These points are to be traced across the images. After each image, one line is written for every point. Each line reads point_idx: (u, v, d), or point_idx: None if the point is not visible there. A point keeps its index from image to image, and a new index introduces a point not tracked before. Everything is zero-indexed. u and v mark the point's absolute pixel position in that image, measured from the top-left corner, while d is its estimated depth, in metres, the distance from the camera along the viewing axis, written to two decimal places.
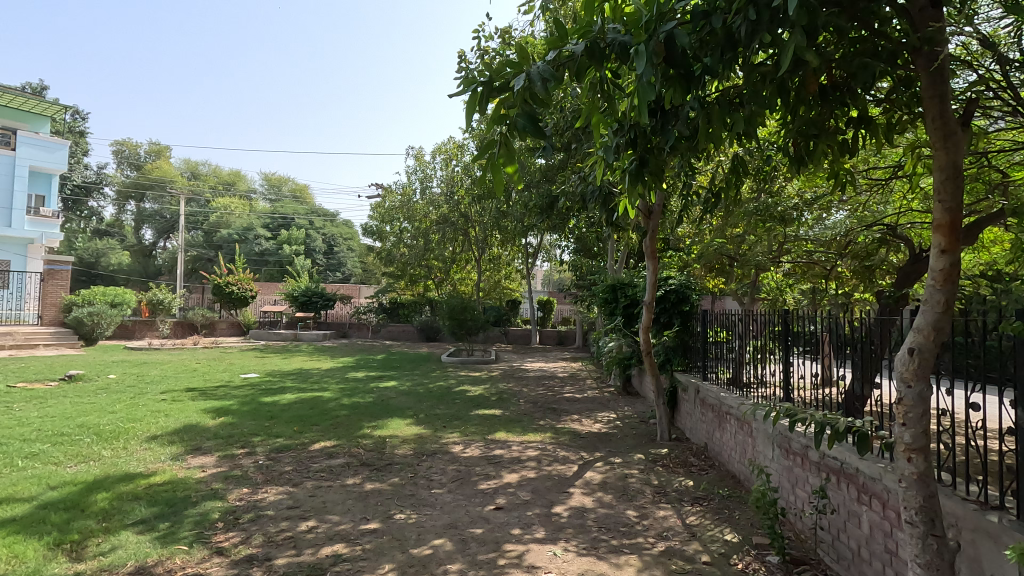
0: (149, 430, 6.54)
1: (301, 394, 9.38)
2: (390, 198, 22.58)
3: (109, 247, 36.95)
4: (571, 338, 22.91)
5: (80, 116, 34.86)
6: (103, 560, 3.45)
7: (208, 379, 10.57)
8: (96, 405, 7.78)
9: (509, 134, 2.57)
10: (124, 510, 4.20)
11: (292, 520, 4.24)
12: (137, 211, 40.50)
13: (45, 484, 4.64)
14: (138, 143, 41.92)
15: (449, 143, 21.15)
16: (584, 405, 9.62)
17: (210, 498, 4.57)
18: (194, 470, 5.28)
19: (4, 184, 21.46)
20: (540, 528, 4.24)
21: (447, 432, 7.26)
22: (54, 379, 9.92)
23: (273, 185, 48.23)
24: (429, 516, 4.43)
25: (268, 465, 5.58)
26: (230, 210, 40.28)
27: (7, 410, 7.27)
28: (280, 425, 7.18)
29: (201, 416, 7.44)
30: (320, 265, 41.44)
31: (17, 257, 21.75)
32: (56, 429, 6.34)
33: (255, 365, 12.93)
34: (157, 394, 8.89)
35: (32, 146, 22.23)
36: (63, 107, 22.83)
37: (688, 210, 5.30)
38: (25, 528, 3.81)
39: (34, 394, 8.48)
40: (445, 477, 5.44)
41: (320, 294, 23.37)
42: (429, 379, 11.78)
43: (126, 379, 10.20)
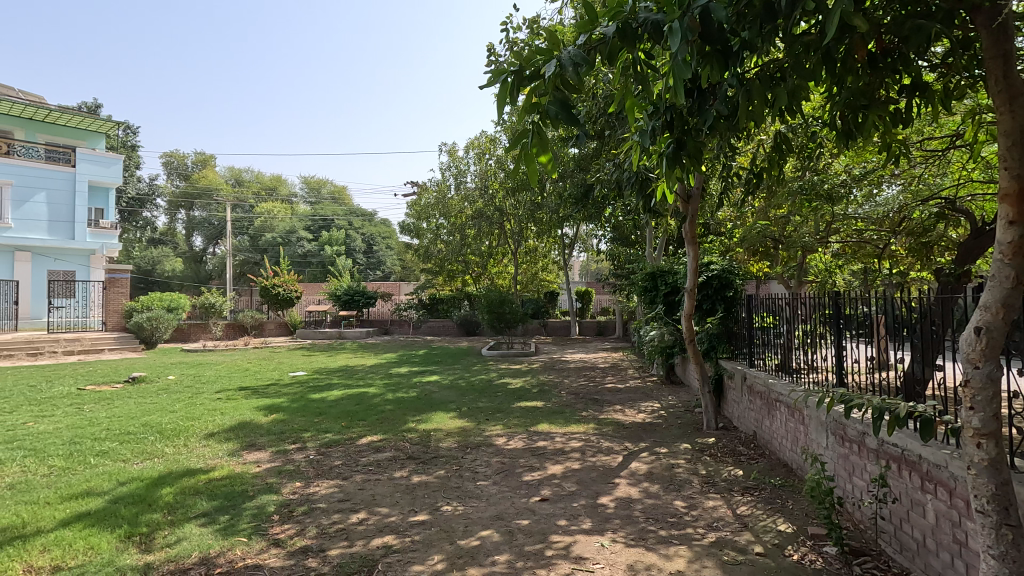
0: (207, 428, 6.85)
1: (348, 391, 9.63)
2: (426, 195, 22.72)
3: (164, 254, 38.77)
4: (611, 328, 22.70)
5: (130, 130, 36.56)
6: (169, 551, 3.63)
7: (259, 378, 10.97)
8: (159, 405, 8.22)
9: (541, 123, 2.52)
10: (187, 504, 4.41)
11: (344, 513, 4.36)
12: (187, 219, 42.38)
13: (116, 480, 4.92)
14: (186, 154, 43.87)
15: (481, 137, 21.05)
16: (627, 395, 9.49)
17: (265, 492, 4.75)
18: (250, 465, 5.49)
19: (67, 200, 22.66)
20: (586, 519, 4.22)
21: (491, 425, 7.30)
22: (118, 381, 10.50)
23: (313, 188, 49.44)
24: (476, 508, 4.48)
25: (319, 460, 5.75)
26: (274, 214, 41.55)
27: (77, 412, 7.75)
28: (329, 421, 7.39)
29: (254, 414, 7.75)
30: (361, 263, 42.16)
31: (81, 268, 23.05)
32: (123, 428, 6.72)
33: (304, 364, 13.35)
34: (214, 393, 9.30)
35: (92, 163, 23.34)
36: (115, 123, 24.10)
37: (727, 192, 5.15)
38: (99, 521, 4.04)
39: (102, 395, 9.01)
40: (489, 470, 5.48)
41: (361, 292, 23.83)
42: (470, 373, 11.92)
43: (184, 379, 10.72)
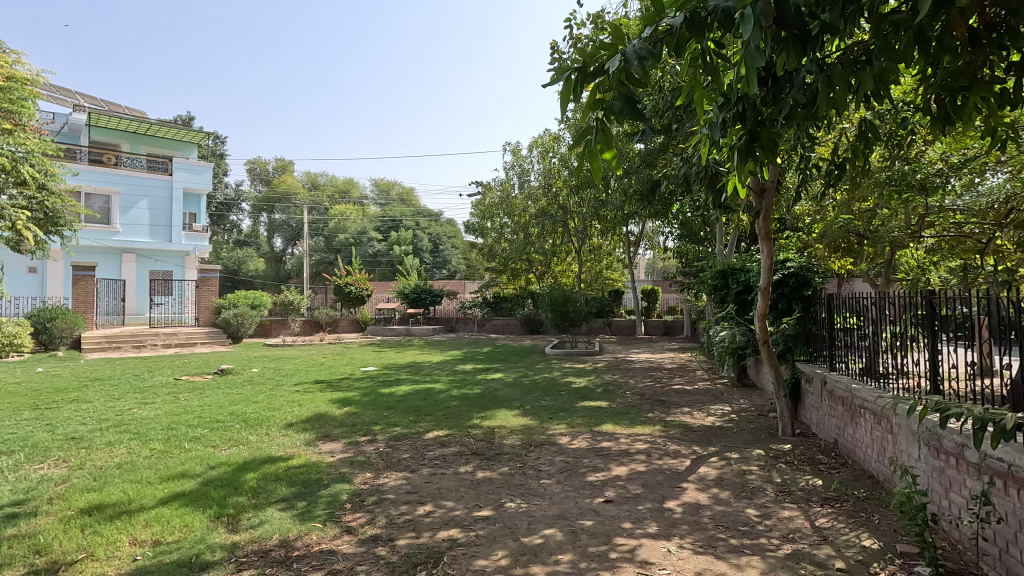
0: (286, 418, 7.28)
1: (415, 386, 9.92)
2: (490, 194, 23.00)
3: (248, 255, 41.53)
4: (678, 328, 22.05)
5: (219, 140, 39.39)
6: (253, 533, 3.89)
7: (333, 372, 11.53)
8: (244, 396, 8.82)
9: (605, 120, 2.48)
10: (268, 489, 4.70)
11: (411, 504, 4.50)
12: (269, 222, 45.16)
13: (207, 464, 5.33)
14: (268, 160, 46.76)
15: (545, 135, 21.03)
16: (695, 397, 9.19)
17: (338, 481, 4.98)
18: (325, 455, 5.78)
19: (165, 205, 24.69)
20: (652, 523, 4.13)
21: (554, 424, 7.29)
22: (208, 373, 11.36)
23: (382, 190, 51.30)
24: (539, 506, 4.49)
25: (387, 452, 5.96)
26: (346, 216, 43.49)
27: (174, 400, 8.46)
28: (398, 415, 7.65)
29: (328, 406, 8.14)
30: (428, 263, 43.21)
31: (177, 268, 25.09)
32: (213, 417, 7.27)
33: (374, 360, 13.88)
34: (292, 385, 9.87)
35: (186, 171, 25.29)
36: (206, 133, 25.99)
37: (805, 185, 4.86)
38: (192, 502, 4.39)
39: (195, 385, 9.79)
40: (553, 468, 5.48)
41: (428, 290, 24.46)
42: (533, 371, 11.95)
43: (266, 372, 11.45)
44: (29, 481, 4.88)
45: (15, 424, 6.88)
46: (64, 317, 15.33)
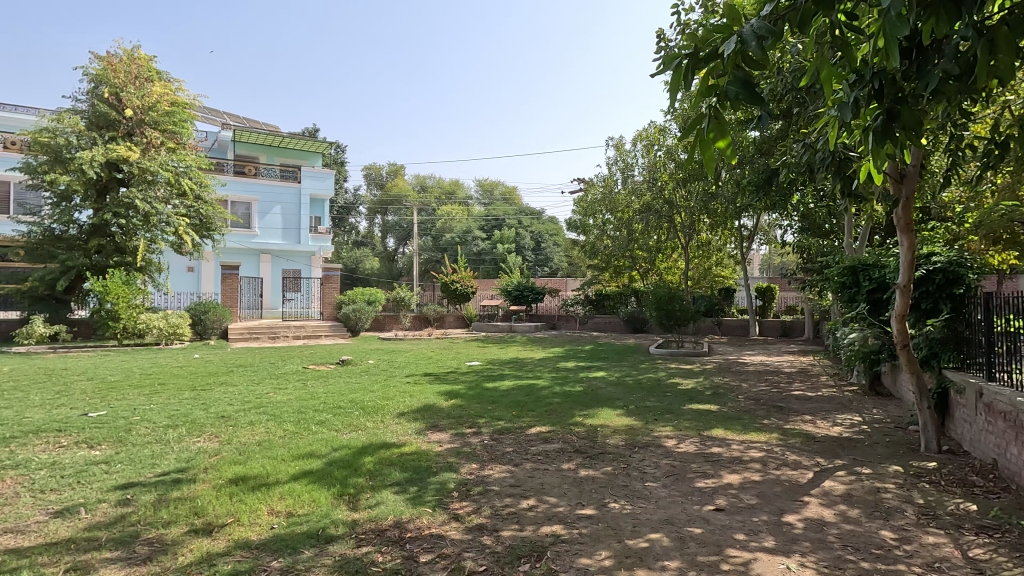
0: (398, 408, 7.74)
1: (518, 382, 10.09)
2: (592, 191, 22.76)
3: (365, 255, 44.66)
4: (798, 329, 20.36)
5: (340, 149, 42.74)
6: (370, 512, 4.18)
7: (441, 366, 12.07)
8: (361, 385, 9.52)
9: (719, 107, 2.34)
10: (383, 473, 5.02)
11: (515, 497, 4.58)
12: (383, 223, 48.24)
13: (330, 446, 5.81)
14: (382, 165, 49.96)
15: (650, 127, 20.40)
16: (818, 404, 8.43)
17: (446, 469, 5.21)
18: (434, 444, 6.06)
19: (295, 210, 27.16)
20: (769, 537, 3.86)
21: (659, 426, 7.06)
22: (331, 363, 12.40)
23: (486, 190, 52.71)
24: (644, 509, 4.37)
25: (492, 445, 6.13)
26: (453, 216, 45.25)
27: (303, 386, 9.34)
28: (502, 410, 7.83)
29: (436, 398, 8.54)
30: (530, 261, 43.63)
31: (305, 267, 27.60)
32: (335, 403, 7.92)
33: (479, 355, 14.32)
34: (403, 377, 10.47)
35: (312, 178, 27.57)
36: (328, 143, 28.23)
37: (957, 168, 4.27)
38: (319, 479, 4.81)
39: (320, 374, 10.73)
40: (659, 471, 5.31)
41: (530, 288, 24.73)
42: (637, 371, 11.65)
43: (381, 364, 12.26)
44: (189, 452, 5.64)
45: (177, 402, 7.97)
46: (215, 310, 17.48)
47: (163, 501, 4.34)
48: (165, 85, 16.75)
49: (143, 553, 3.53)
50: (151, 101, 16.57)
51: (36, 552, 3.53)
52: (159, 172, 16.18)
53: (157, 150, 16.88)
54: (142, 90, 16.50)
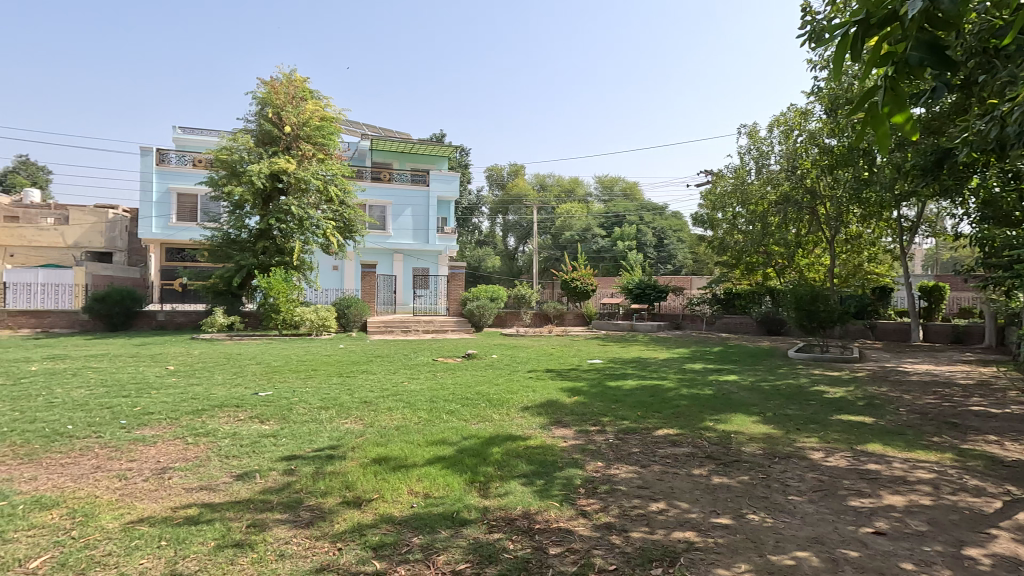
0: (523, 402, 7.91)
1: (642, 382, 9.81)
2: (721, 182, 21.49)
3: (487, 253, 46.44)
4: (975, 335, 17.49)
5: (464, 152, 44.73)
6: (500, 500, 4.32)
7: (562, 363, 12.14)
8: (487, 378, 9.87)
9: (897, 78, 2.12)
10: (511, 464, 5.16)
11: (643, 499, 4.46)
12: (504, 222, 49.71)
13: (461, 435, 6.10)
14: (503, 166, 51.48)
15: (789, 111, 18.78)
16: (1006, 424, 7.15)
17: (572, 465, 5.22)
18: (558, 439, 6.11)
19: (424, 212, 28.87)
20: (945, 571, 3.36)
21: (802, 436, 6.46)
22: (458, 356, 13.02)
23: (606, 186, 51.96)
24: (788, 524, 4.02)
25: (617, 444, 6.02)
26: (572, 213, 45.19)
27: (433, 377, 9.91)
28: (626, 409, 7.67)
29: (559, 394, 8.60)
30: (652, 258, 42.21)
31: (432, 265, 29.27)
32: (463, 394, 8.30)
33: (601, 353, 14.17)
34: (526, 372, 10.68)
35: (439, 181, 29.13)
36: (453, 147, 29.68)
37: None
38: (451, 465, 5.07)
39: (448, 366, 11.33)
40: (804, 485, 4.86)
41: (653, 286, 23.85)
42: (774, 376, 10.77)
43: (504, 359, 12.63)
44: (339, 431, 6.26)
45: (327, 386, 8.88)
46: (356, 304, 19.17)
47: (320, 473, 4.86)
48: (316, 102, 18.72)
49: (306, 518, 3.98)
50: (304, 117, 18.63)
51: (223, 508, 4.13)
52: (311, 181, 18.31)
53: (310, 161, 19.05)
54: (297, 108, 18.58)
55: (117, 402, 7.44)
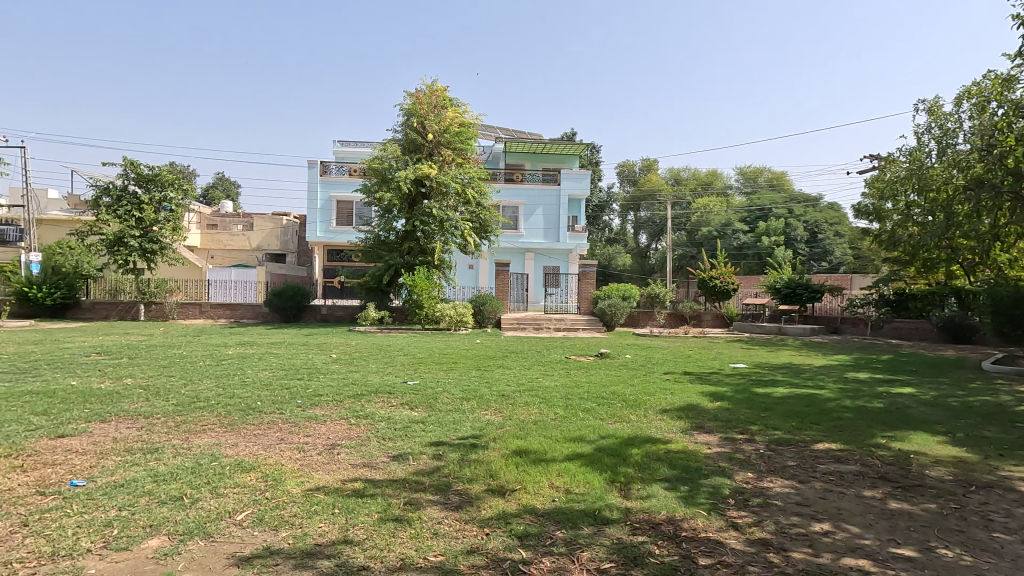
0: (661, 404, 7.63)
1: (795, 390, 8.95)
2: (893, 167, 19.04)
3: (617, 252, 46.00)
4: None
5: (594, 149, 44.47)
6: (642, 503, 4.21)
7: (701, 366, 11.51)
8: (622, 378, 9.69)
9: None
10: (652, 466, 4.99)
11: (804, 518, 4.06)
12: (635, 219, 48.70)
13: (598, 433, 6.05)
14: (634, 162, 50.30)
15: (985, 80, 16.03)
16: None
17: (719, 474, 4.92)
18: (702, 445, 5.80)
19: (554, 211, 29.12)
20: None
21: (1008, 464, 5.42)
22: (591, 355, 12.95)
23: (749, 178, 48.21)
24: (993, 566, 3.40)
25: (770, 456, 5.55)
26: (710, 208, 42.63)
27: (567, 374, 9.96)
28: (778, 418, 7.04)
29: (700, 398, 8.16)
30: (803, 254, 38.29)
31: (563, 263, 29.46)
32: (598, 393, 8.24)
33: (745, 357, 13.19)
34: (662, 374, 10.30)
35: (570, 180, 29.17)
36: (584, 144, 29.55)
37: None
38: (590, 463, 5.04)
39: (581, 364, 11.33)
40: (1013, 522, 4.07)
41: (805, 286, 21.49)
42: (964, 391, 9.18)
43: (638, 359, 12.31)
44: (480, 422, 6.55)
45: (467, 379, 9.34)
46: (491, 301, 19.92)
47: (466, 460, 5.12)
48: (456, 110, 19.80)
49: (455, 501, 4.21)
50: (445, 125, 19.79)
51: (384, 484, 4.53)
52: (450, 184, 19.42)
53: (450, 166, 20.19)
54: (439, 117, 19.81)
55: (293, 384, 8.53)
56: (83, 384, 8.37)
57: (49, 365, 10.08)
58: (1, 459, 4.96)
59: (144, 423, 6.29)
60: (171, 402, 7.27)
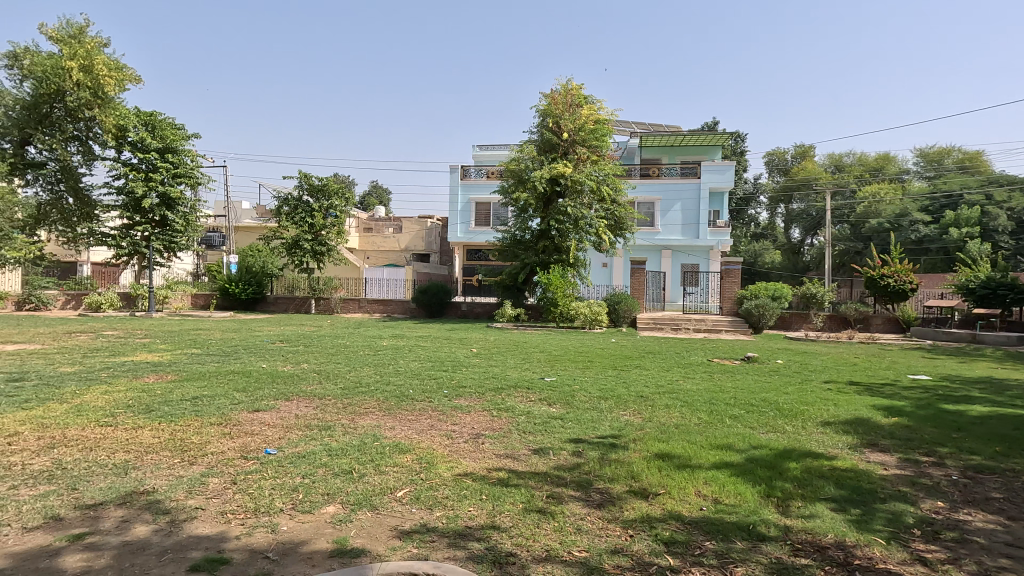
0: (822, 416, 6.87)
1: (999, 409, 7.51)
2: None
3: (764, 248, 42.57)
4: None
5: (739, 138, 41.50)
6: (804, 522, 3.83)
7: (871, 376, 10.15)
8: (774, 385, 8.92)
9: None
10: (815, 484, 4.53)
11: (1017, 562, 3.40)
12: (786, 212, 44.59)
13: (749, 443, 5.63)
14: (786, 149, 46.03)
15: None
16: None
17: (899, 499, 4.30)
18: (876, 465, 5.12)
19: (694, 206, 27.71)
20: None
21: None
22: (736, 358, 12.10)
23: (932, 160, 41.35)
24: None
25: (966, 484, 4.73)
26: (880, 196, 37.33)
27: (710, 378, 9.41)
28: (976, 441, 5.97)
29: (871, 412, 7.20)
30: (1008, 248, 31.82)
31: (703, 261, 27.90)
32: (747, 400, 7.67)
33: (927, 368, 11.38)
34: (823, 383, 9.28)
35: (712, 172, 27.52)
36: (728, 133, 27.70)
37: None
38: (741, 474, 4.70)
39: (726, 368, 10.63)
40: None
41: (1010, 285, 17.90)
42: None
43: (792, 365, 11.22)
44: (619, 422, 6.45)
45: (603, 378, 9.26)
46: (626, 300, 19.51)
47: (606, 459, 5.08)
48: (591, 107, 19.73)
49: (597, 500, 4.20)
50: (579, 123, 19.80)
51: (526, 476, 4.66)
52: (585, 182, 19.41)
53: (584, 163, 20.17)
54: (574, 115, 19.88)
55: (440, 375, 9.14)
56: (272, 366, 9.83)
57: (246, 350, 11.93)
58: (215, 426, 5.98)
59: (318, 403, 7.17)
60: (339, 386, 8.21)
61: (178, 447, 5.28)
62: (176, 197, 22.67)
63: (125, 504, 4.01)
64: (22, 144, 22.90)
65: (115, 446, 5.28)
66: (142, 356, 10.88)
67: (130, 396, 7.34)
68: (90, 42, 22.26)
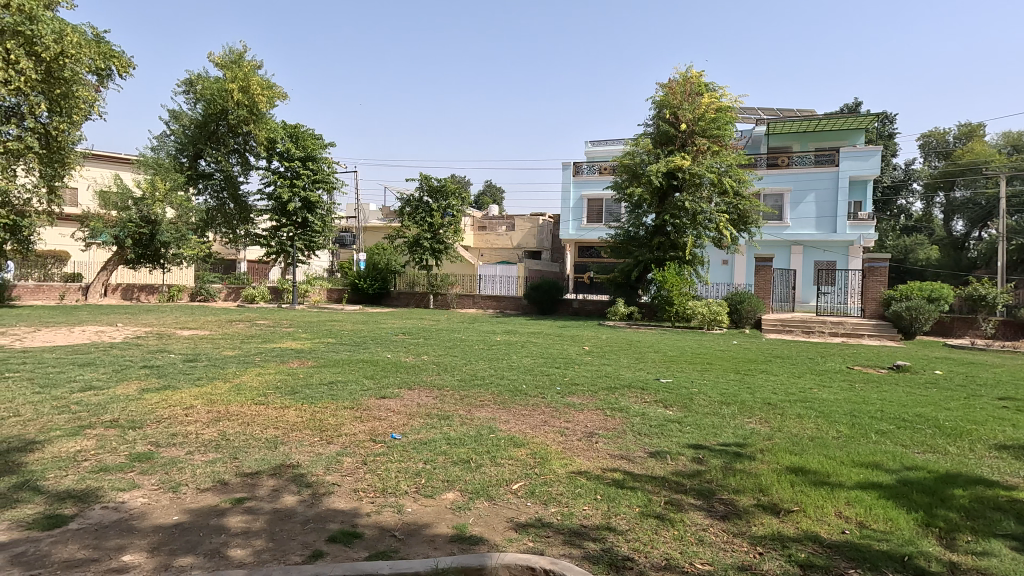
0: (996, 437, 5.88)
1: None
2: None
3: (918, 243, 37.15)
4: None
5: (887, 119, 36.94)
6: (976, 560, 3.30)
7: None
8: (931, 398, 7.80)
9: None
10: (989, 516, 3.88)
11: None
12: (946, 202, 39.03)
13: (901, 462, 4.98)
14: (947, 129, 40.17)
15: None
16: None
17: None
18: None
19: (831, 197, 25.18)
20: None
21: None
22: (883, 367, 10.79)
23: None
24: None
25: None
26: None
27: (851, 388, 8.47)
28: None
29: None
30: None
31: (841, 257, 25.24)
32: (896, 414, 6.80)
33: None
34: (997, 399, 7.93)
35: (853, 159, 24.83)
36: (874, 115, 24.74)
37: None
38: (893, 498, 4.16)
39: (869, 377, 9.50)
40: None
41: None
42: None
43: (955, 377, 9.72)
44: (744, 430, 6.03)
45: (723, 381, 8.73)
46: (750, 300, 18.21)
47: (730, 468, 4.77)
48: (712, 95, 18.70)
49: (721, 511, 3.95)
50: (699, 113, 18.86)
51: (643, 480, 4.51)
52: (705, 175, 18.40)
53: (705, 155, 19.10)
54: (693, 104, 18.98)
55: (552, 372, 9.15)
56: (397, 357, 10.52)
57: (374, 341, 12.87)
58: (348, 410, 6.52)
59: (438, 393, 7.53)
60: (457, 378, 8.58)
61: (317, 427, 5.81)
62: (315, 201, 25.00)
63: (276, 474, 4.51)
64: (196, 157, 26.63)
65: (267, 422, 5.95)
66: (287, 343, 12.18)
67: (280, 378, 8.26)
68: (247, 65, 25.33)
